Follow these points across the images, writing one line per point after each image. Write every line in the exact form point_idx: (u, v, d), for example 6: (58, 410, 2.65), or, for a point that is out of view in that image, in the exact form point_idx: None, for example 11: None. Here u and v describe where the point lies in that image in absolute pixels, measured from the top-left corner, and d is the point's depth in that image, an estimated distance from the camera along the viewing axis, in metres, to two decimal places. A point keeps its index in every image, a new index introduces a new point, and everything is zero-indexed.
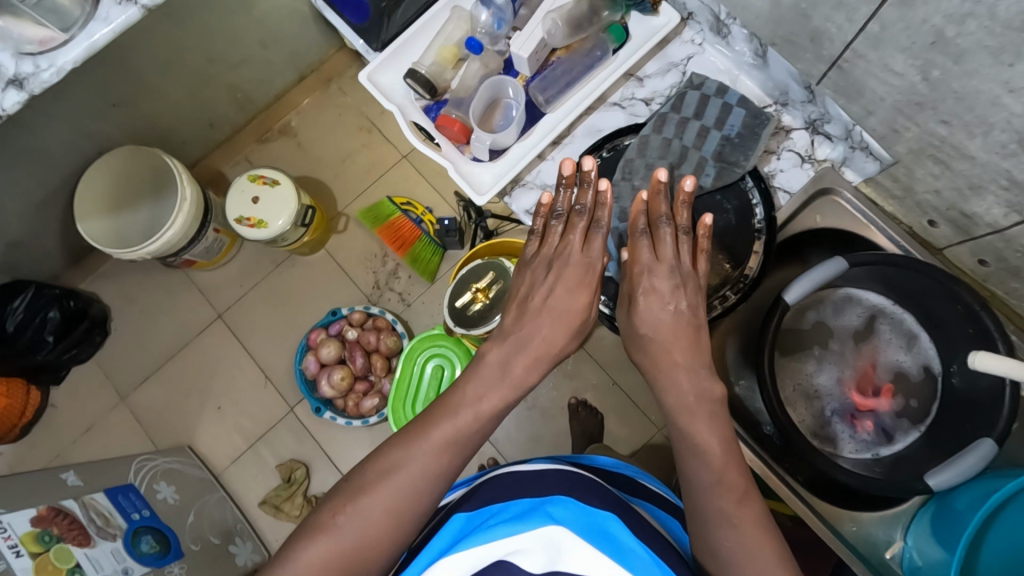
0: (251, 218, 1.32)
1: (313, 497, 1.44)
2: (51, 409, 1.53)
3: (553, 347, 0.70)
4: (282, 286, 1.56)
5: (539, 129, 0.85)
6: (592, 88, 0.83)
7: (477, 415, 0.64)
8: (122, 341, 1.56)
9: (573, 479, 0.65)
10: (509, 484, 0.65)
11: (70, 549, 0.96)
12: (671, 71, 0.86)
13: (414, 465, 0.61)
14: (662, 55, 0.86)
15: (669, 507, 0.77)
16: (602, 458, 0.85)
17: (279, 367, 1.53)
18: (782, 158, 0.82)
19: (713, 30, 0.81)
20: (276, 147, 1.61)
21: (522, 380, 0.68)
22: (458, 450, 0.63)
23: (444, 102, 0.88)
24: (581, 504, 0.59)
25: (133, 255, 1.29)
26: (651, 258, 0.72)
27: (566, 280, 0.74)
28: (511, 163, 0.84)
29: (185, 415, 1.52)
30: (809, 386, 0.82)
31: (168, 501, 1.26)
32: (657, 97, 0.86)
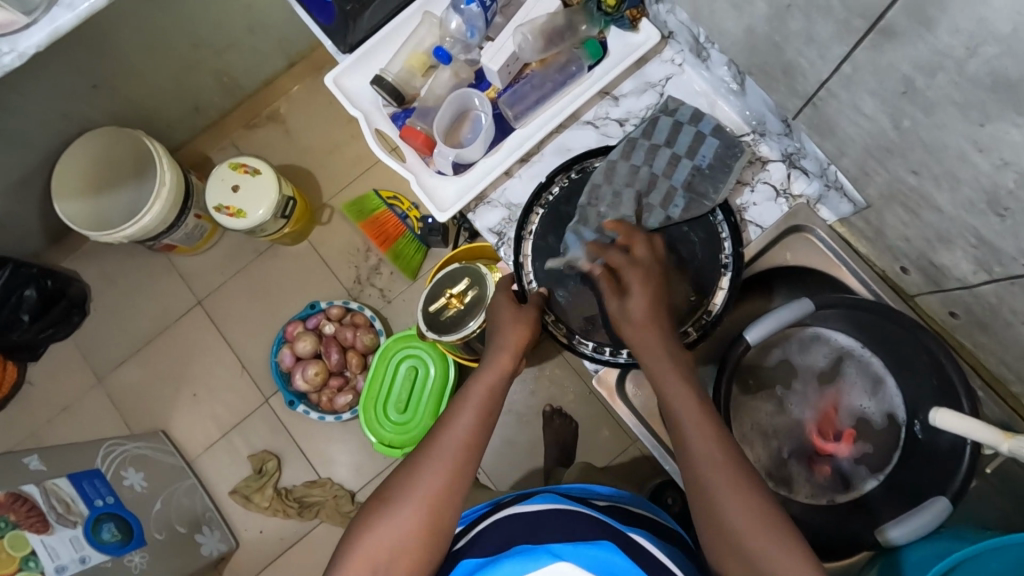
0: (229, 208, 1.30)
1: (283, 489, 1.44)
2: (28, 386, 1.53)
3: (502, 386, 0.73)
4: (263, 276, 1.55)
5: (508, 144, 0.82)
6: (563, 105, 0.81)
7: (480, 403, 0.71)
8: (101, 322, 1.55)
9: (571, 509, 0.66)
10: (509, 517, 0.67)
11: (26, 536, 0.96)
12: (647, 91, 0.83)
13: (422, 462, 0.67)
14: (639, 73, 0.83)
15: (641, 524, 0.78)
16: (596, 485, 0.85)
17: (256, 357, 1.52)
18: (755, 190, 0.79)
19: (693, 52, 0.78)
20: (263, 133, 1.59)
21: (487, 414, 0.71)
22: (473, 437, 0.69)
23: (412, 110, 0.86)
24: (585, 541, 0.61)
25: (109, 238, 1.28)
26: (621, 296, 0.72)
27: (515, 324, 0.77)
28: (476, 178, 0.82)
29: (161, 401, 1.52)
30: (766, 426, 0.79)
31: (135, 489, 1.25)
32: (631, 118, 0.83)
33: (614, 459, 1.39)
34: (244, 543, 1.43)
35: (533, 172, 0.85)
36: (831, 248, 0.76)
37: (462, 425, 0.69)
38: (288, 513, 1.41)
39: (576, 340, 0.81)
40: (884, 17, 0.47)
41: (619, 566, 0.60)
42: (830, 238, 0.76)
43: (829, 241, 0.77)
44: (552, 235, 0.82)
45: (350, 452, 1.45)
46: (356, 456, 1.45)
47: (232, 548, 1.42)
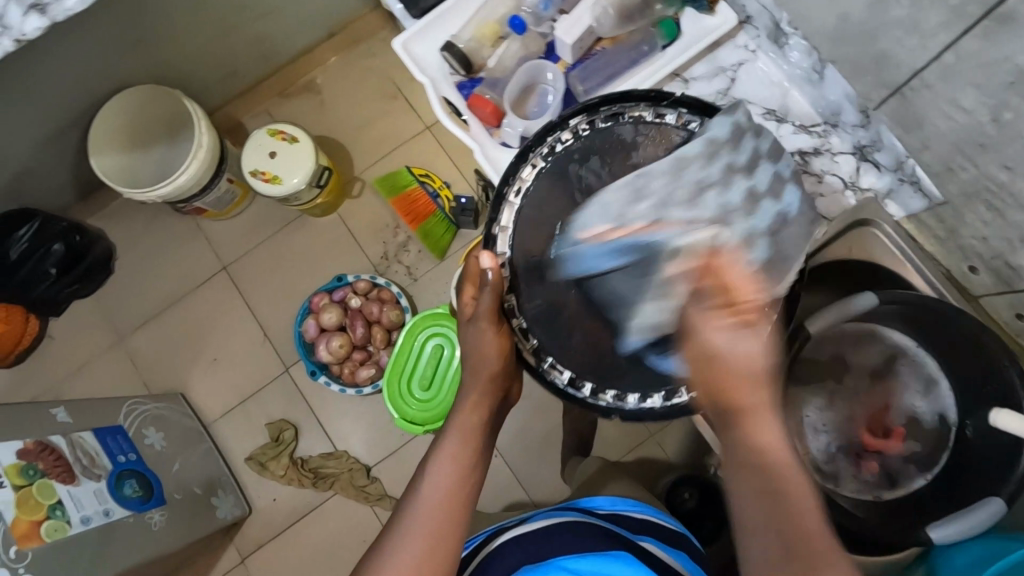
0: (265, 173, 1.29)
1: (299, 459, 1.44)
2: (48, 340, 1.53)
3: (471, 452, 0.76)
4: (290, 246, 1.54)
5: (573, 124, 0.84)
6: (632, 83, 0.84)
7: (458, 467, 0.74)
8: (125, 281, 1.55)
9: (571, 527, 0.81)
10: (517, 541, 0.81)
11: (54, 485, 0.97)
12: (718, 76, 0.84)
13: (400, 532, 0.69)
14: (711, 58, 0.85)
15: (646, 526, 0.89)
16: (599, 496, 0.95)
17: (278, 325, 1.52)
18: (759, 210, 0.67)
19: (770, 38, 0.80)
20: (298, 103, 1.59)
21: (460, 481, 0.73)
22: (453, 501, 0.71)
23: (477, 81, 0.90)
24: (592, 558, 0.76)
25: (144, 196, 1.28)
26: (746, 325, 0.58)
27: (480, 392, 0.80)
28: None
29: (180, 363, 1.52)
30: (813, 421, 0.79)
31: (155, 447, 1.26)
32: None
33: (631, 451, 1.39)
34: (257, 510, 1.43)
35: None
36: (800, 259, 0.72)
37: (439, 488, 0.72)
38: (303, 482, 1.42)
39: (546, 366, 0.79)
40: (1005, 5, 0.46)
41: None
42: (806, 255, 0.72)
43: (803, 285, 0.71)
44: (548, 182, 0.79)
45: (368, 427, 1.45)
46: (374, 431, 1.45)
47: (244, 514, 1.42)
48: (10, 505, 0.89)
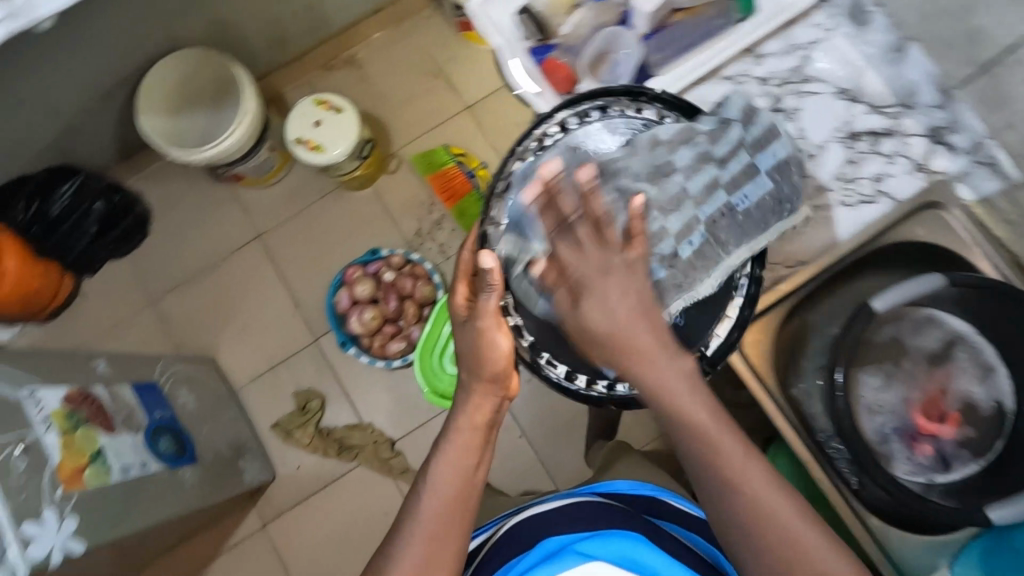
0: (309, 141, 1.30)
1: (325, 428, 1.45)
2: (81, 298, 1.54)
3: (471, 458, 0.76)
4: (325, 217, 1.55)
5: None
6: (704, 60, 0.87)
7: (460, 473, 0.75)
8: (159, 244, 1.57)
9: (583, 511, 0.82)
10: (529, 525, 0.83)
11: (96, 433, 0.98)
12: (792, 54, 0.83)
13: (402, 532, 0.72)
14: (785, 35, 0.83)
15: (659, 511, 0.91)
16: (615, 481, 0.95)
17: (309, 295, 1.53)
18: (711, 199, 0.78)
19: (850, 17, 0.80)
20: (340, 77, 1.60)
21: (461, 485, 0.75)
22: (455, 504, 0.73)
23: (550, 46, 1.01)
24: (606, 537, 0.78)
25: (189, 157, 1.29)
26: (603, 272, 0.68)
27: (479, 392, 0.79)
28: None
29: (211, 328, 1.53)
30: (869, 402, 0.77)
31: (188, 406, 1.27)
32: (774, 78, 0.83)
33: (657, 438, 1.40)
34: (281, 477, 1.45)
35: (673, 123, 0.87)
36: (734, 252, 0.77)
37: (438, 493, 0.73)
38: (328, 452, 1.44)
39: (540, 362, 0.88)
40: None
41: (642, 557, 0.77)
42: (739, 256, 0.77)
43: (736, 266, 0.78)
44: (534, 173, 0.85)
45: (394, 401, 1.46)
46: (400, 405, 1.46)
47: (268, 480, 1.43)
48: (57, 448, 0.89)
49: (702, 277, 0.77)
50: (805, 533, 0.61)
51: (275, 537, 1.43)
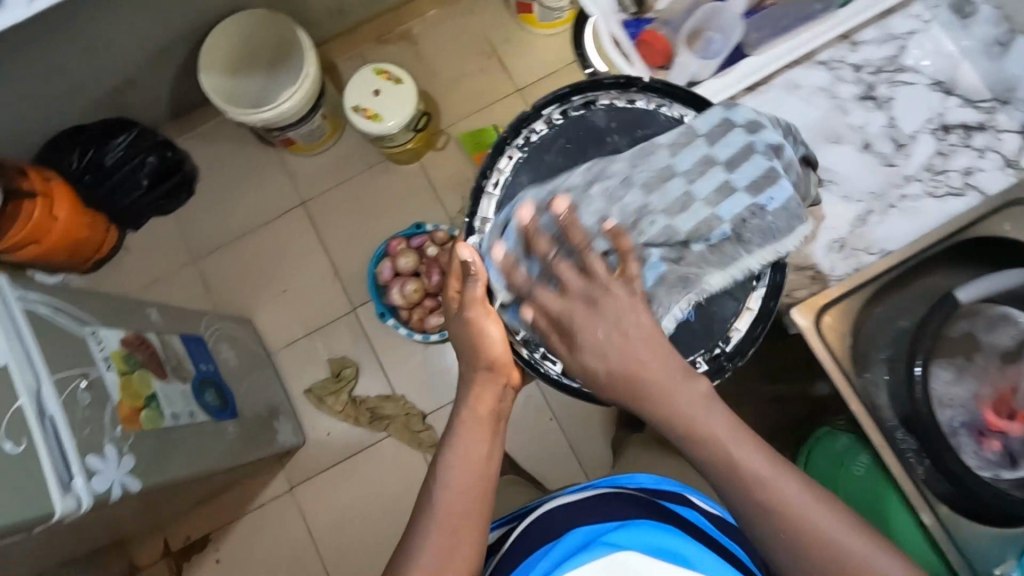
0: (367, 110, 1.31)
1: (358, 397, 1.46)
2: (123, 252, 1.56)
3: (479, 447, 0.78)
4: (370, 189, 1.56)
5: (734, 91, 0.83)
6: (806, 39, 0.84)
7: (477, 469, 0.76)
8: (204, 204, 1.58)
9: (606, 503, 0.81)
10: (553, 517, 0.81)
11: (150, 378, 0.99)
12: (889, 42, 0.85)
13: (423, 528, 0.73)
14: (884, 24, 0.85)
15: (689, 506, 0.87)
16: (637, 476, 0.93)
17: (350, 264, 1.54)
18: (729, 196, 0.76)
19: (953, 9, 0.84)
20: (393, 50, 1.61)
21: (476, 476, 0.76)
22: (474, 497, 0.75)
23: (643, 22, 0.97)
24: (634, 525, 0.74)
25: (246, 117, 1.30)
26: (592, 306, 0.69)
27: (479, 383, 0.81)
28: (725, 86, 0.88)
29: (251, 290, 1.54)
30: (942, 396, 0.77)
31: (229, 363, 1.28)
32: (869, 66, 0.84)
33: None
34: (310, 442, 1.45)
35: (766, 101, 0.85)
36: (754, 253, 0.76)
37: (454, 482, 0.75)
38: (360, 420, 1.45)
39: (536, 358, 0.84)
40: None
41: (680, 548, 0.72)
42: (765, 254, 0.76)
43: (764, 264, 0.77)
44: (522, 176, 0.85)
45: (428, 375, 1.47)
46: (434, 380, 1.47)
47: (298, 445, 1.44)
48: (117, 387, 0.90)
49: (707, 270, 0.76)
50: (832, 525, 0.62)
51: (301, 501, 1.43)
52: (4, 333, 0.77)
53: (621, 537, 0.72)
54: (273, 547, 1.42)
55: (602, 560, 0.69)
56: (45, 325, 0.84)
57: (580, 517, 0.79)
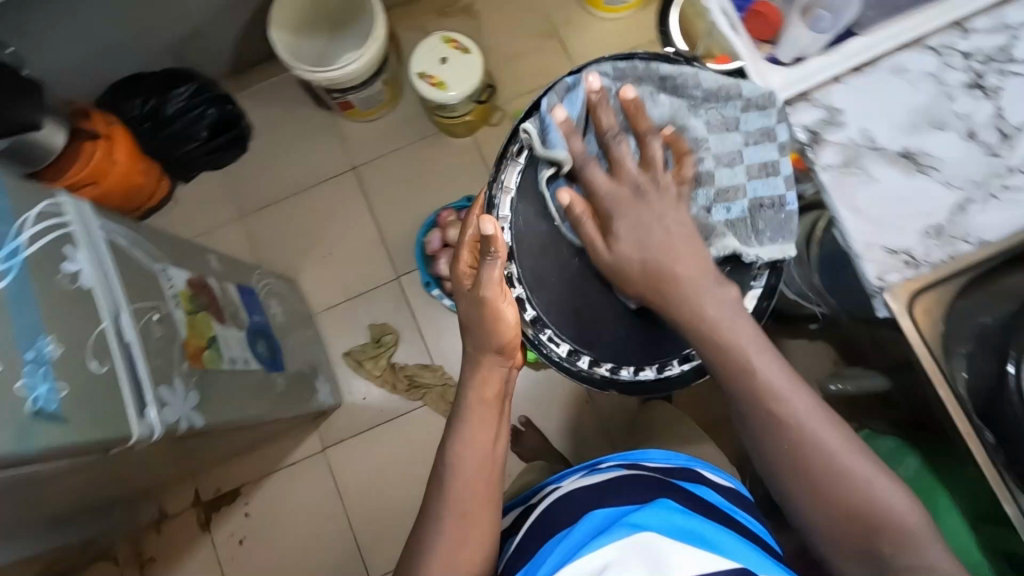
0: (432, 78, 1.30)
1: (396, 364, 1.47)
2: (173, 203, 1.57)
3: (485, 437, 0.78)
4: (423, 159, 1.56)
5: (858, 43, 0.71)
6: (908, 27, 0.71)
7: (482, 457, 0.77)
8: (256, 162, 1.59)
9: (621, 487, 0.77)
10: (570, 500, 0.79)
11: (211, 321, 1.00)
12: (1002, 32, 0.70)
13: (434, 517, 0.74)
14: (998, 13, 0.71)
15: (710, 482, 0.85)
16: (651, 451, 0.91)
17: (396, 233, 1.54)
18: (768, 177, 0.75)
19: None
20: (454, 23, 1.60)
21: (482, 461, 0.77)
22: (485, 487, 0.76)
23: None
24: (654, 510, 0.69)
25: (312, 76, 1.31)
26: (639, 197, 0.73)
27: (485, 366, 0.79)
28: (817, 69, 0.72)
29: (296, 250, 1.55)
30: None
31: (277, 318, 1.29)
32: (979, 55, 0.70)
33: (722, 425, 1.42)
34: (346, 405, 1.47)
35: (870, 84, 0.71)
36: (760, 245, 0.76)
37: (463, 468, 0.76)
38: (396, 387, 1.46)
39: (542, 339, 0.85)
40: None
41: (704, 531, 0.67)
42: (767, 251, 0.75)
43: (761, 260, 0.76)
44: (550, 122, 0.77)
45: None
46: None
47: (335, 406, 1.45)
48: (184, 325, 0.91)
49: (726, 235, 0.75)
50: (870, 474, 0.62)
51: (333, 462, 1.45)
52: (89, 259, 0.76)
53: (642, 519, 0.66)
54: (302, 504, 1.44)
55: (625, 536, 0.64)
56: (121, 255, 0.83)
57: (593, 502, 0.76)
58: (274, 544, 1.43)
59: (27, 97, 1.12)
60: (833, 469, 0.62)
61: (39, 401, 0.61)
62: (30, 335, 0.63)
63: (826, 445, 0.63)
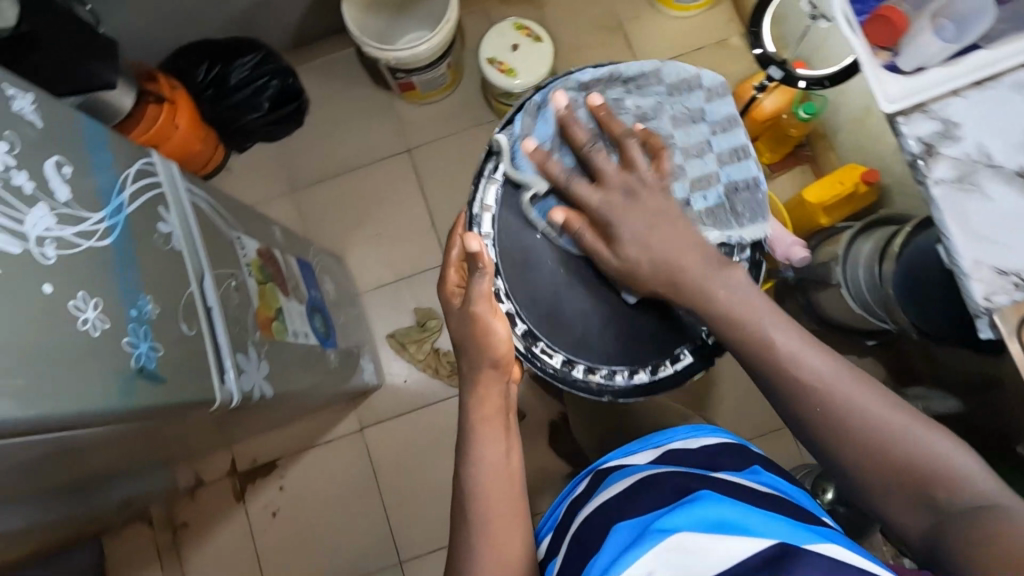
0: (502, 64, 1.29)
1: (439, 349, 1.47)
2: (226, 173, 1.57)
3: (502, 458, 0.75)
4: (479, 146, 1.55)
5: (978, 58, 0.70)
6: None
7: (499, 473, 0.74)
8: (311, 136, 1.58)
9: (637, 494, 0.68)
10: (595, 518, 0.69)
11: (277, 292, 0.99)
12: None
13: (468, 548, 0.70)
14: None
15: (729, 459, 0.78)
16: (653, 437, 0.85)
17: (448, 218, 1.54)
18: (738, 163, 0.87)
19: None
20: (519, 10, 1.58)
21: (502, 470, 0.74)
22: (513, 508, 0.73)
23: None
24: (677, 509, 0.58)
25: (382, 54, 1.30)
26: (628, 194, 0.79)
27: (484, 383, 0.77)
28: (933, 82, 0.70)
29: (346, 228, 1.55)
30: None
31: (329, 294, 1.29)
32: None
33: (763, 435, 1.42)
34: (387, 386, 1.47)
35: (990, 101, 0.69)
36: (739, 220, 0.86)
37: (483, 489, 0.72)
38: (439, 372, 1.45)
39: (535, 351, 0.86)
40: None
41: (735, 518, 0.56)
42: (748, 228, 0.86)
43: (744, 240, 0.86)
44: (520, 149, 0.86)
45: None
46: None
47: (376, 387, 1.45)
48: (255, 294, 0.90)
49: (708, 227, 0.85)
50: (914, 433, 0.63)
51: (370, 443, 1.45)
52: (179, 221, 0.76)
53: (673, 523, 0.55)
54: (339, 482, 1.44)
55: (656, 549, 0.53)
56: (204, 220, 0.83)
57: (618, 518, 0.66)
58: (307, 518, 1.43)
59: (98, 53, 1.10)
60: (845, 409, 0.66)
61: (141, 358, 0.61)
62: (132, 292, 0.63)
63: (851, 401, 0.66)
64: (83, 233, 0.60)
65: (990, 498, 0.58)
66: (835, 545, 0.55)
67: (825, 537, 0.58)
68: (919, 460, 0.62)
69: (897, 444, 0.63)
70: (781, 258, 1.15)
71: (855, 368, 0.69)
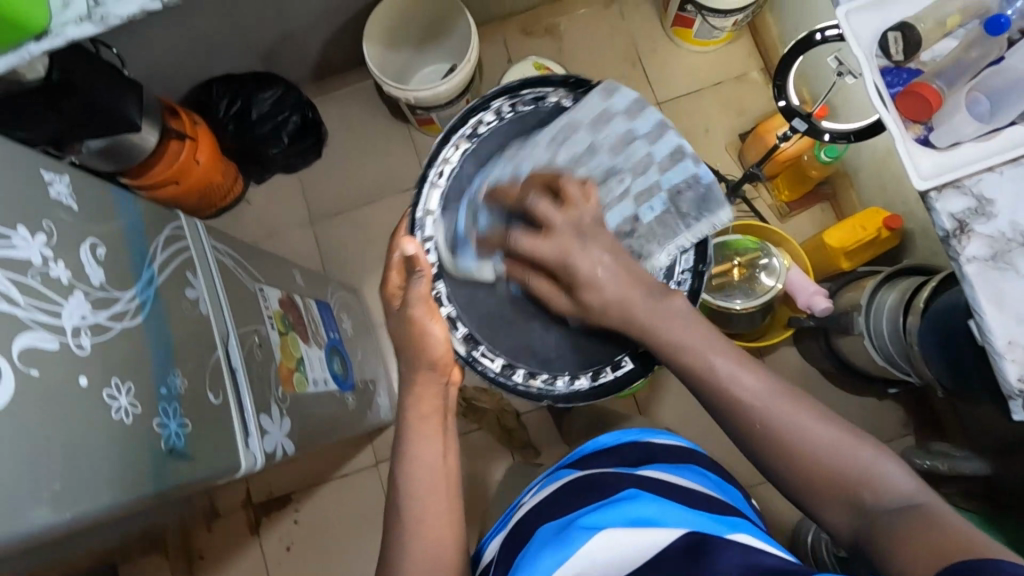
0: None
1: None
2: (244, 204, 1.58)
3: (433, 459, 0.74)
4: None
5: (1015, 135, 0.69)
6: None
7: (437, 482, 0.73)
8: (329, 168, 1.59)
9: (566, 493, 0.71)
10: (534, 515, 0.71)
11: (298, 341, 0.99)
12: None
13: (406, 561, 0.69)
14: None
15: (681, 458, 0.78)
16: (603, 436, 0.84)
17: None
18: (676, 166, 0.84)
19: None
20: (538, 43, 1.58)
21: (444, 473, 0.74)
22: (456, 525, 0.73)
23: None
24: (602, 507, 0.65)
25: (402, 94, 1.30)
26: (579, 236, 0.77)
27: (421, 383, 0.77)
28: (963, 160, 0.70)
29: (364, 260, 1.55)
30: None
31: (347, 332, 1.29)
32: None
33: None
34: None
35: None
36: (692, 227, 0.83)
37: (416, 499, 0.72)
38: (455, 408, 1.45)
39: (475, 356, 0.84)
40: None
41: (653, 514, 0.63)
42: (700, 230, 0.83)
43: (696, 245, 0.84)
44: (471, 166, 0.85)
45: None
46: None
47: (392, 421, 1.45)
48: (278, 348, 0.90)
49: (659, 241, 0.84)
50: (846, 447, 0.64)
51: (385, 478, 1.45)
52: (205, 283, 0.76)
53: (600, 519, 0.63)
54: (352, 515, 1.44)
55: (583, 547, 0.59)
56: (228, 275, 0.84)
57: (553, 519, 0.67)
58: (321, 552, 1.44)
59: (100, 77, 1.08)
60: (779, 429, 0.66)
61: (170, 439, 0.62)
62: (163, 369, 0.64)
63: (784, 415, 0.66)
64: (116, 316, 0.61)
65: (917, 499, 0.59)
66: (736, 532, 0.61)
67: (734, 527, 0.63)
68: (845, 465, 0.63)
69: (818, 449, 0.64)
70: (804, 306, 1.19)
71: (786, 385, 0.69)
